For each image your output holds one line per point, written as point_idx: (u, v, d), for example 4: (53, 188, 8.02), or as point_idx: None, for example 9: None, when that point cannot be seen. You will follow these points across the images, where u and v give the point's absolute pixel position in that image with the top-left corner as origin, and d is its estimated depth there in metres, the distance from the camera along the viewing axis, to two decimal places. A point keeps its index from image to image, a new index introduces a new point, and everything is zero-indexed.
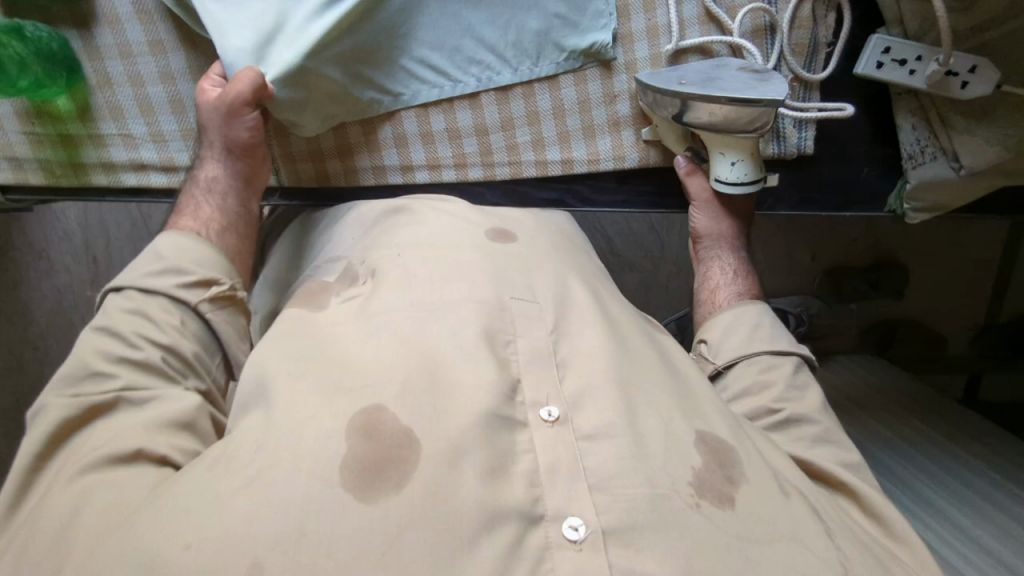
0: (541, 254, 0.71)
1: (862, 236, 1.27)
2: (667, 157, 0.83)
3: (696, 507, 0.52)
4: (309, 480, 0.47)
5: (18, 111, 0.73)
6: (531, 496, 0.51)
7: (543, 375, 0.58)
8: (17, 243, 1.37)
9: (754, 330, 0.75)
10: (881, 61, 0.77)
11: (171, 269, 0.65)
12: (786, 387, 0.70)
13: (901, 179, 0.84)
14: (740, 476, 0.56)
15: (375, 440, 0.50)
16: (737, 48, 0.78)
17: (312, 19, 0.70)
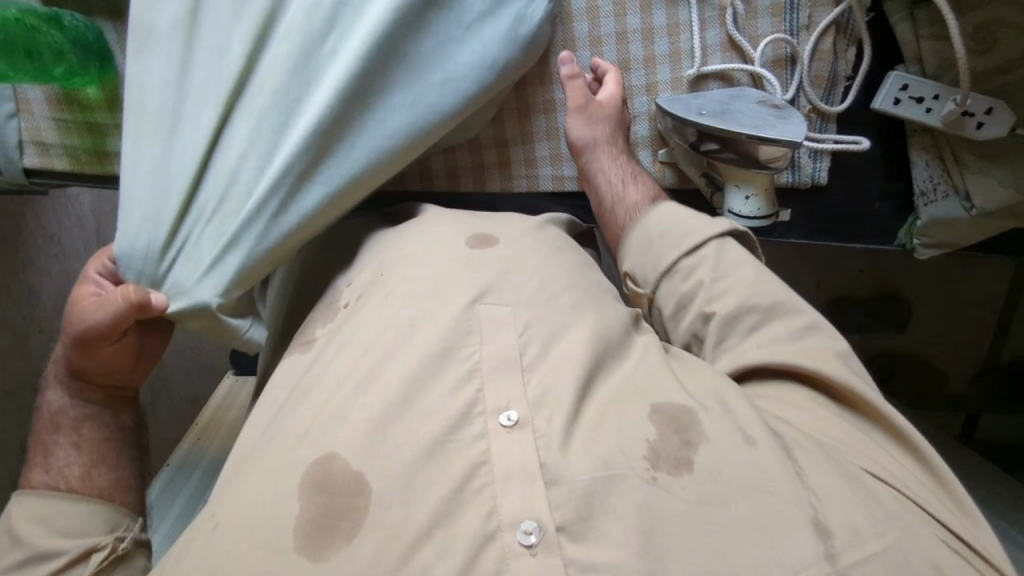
0: (518, 257, 0.68)
1: (868, 269, 1.28)
2: (683, 179, 0.83)
3: (651, 481, 0.51)
4: (266, 553, 0.48)
5: (50, 98, 0.73)
6: (484, 512, 0.49)
7: (508, 385, 0.56)
8: (31, 227, 1.39)
9: (691, 220, 0.72)
10: (898, 97, 0.78)
11: (35, 555, 0.59)
12: (712, 282, 0.68)
13: (911, 215, 0.85)
14: (697, 437, 0.53)
15: (328, 492, 0.50)
16: (757, 78, 0.79)
17: (212, 256, 0.68)
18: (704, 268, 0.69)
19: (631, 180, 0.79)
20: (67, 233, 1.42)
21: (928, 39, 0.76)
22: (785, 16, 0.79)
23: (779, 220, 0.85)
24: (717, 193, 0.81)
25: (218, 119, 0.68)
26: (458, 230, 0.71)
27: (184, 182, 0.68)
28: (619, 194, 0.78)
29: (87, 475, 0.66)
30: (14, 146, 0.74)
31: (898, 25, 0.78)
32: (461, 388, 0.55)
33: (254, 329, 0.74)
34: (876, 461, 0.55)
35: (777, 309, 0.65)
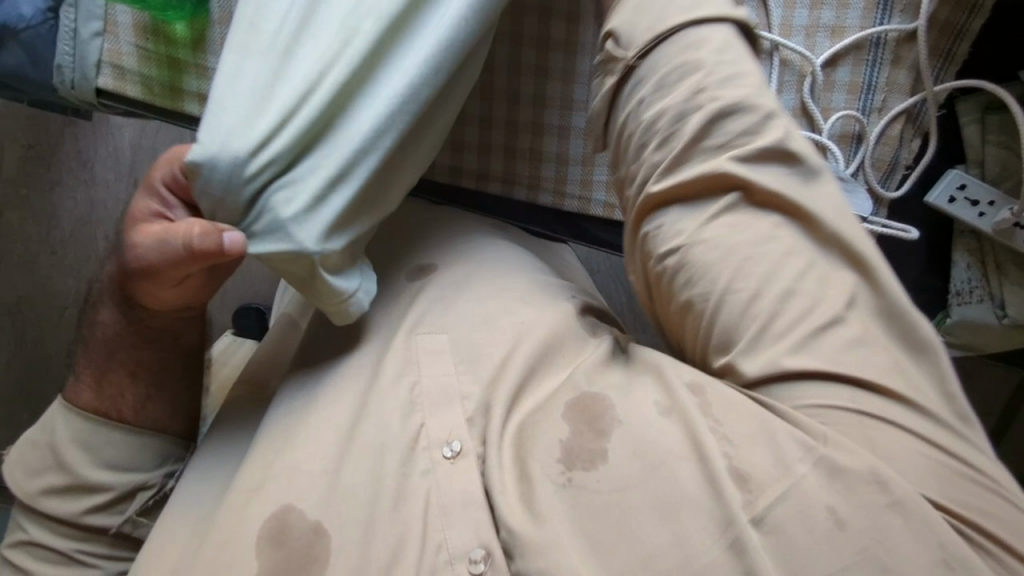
0: (460, 282, 0.69)
1: None
2: None
3: (566, 483, 0.52)
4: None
5: (136, 25, 0.74)
6: (434, 546, 0.52)
7: (448, 412, 0.58)
8: (67, 146, 1.39)
9: None
10: (954, 196, 0.79)
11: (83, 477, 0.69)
12: (714, 64, 0.60)
13: (942, 311, 0.85)
14: (612, 424, 0.54)
15: (285, 547, 0.54)
16: (821, 148, 0.80)
17: (323, 182, 0.56)
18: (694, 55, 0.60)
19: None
20: (101, 161, 1.40)
21: (994, 145, 0.79)
22: (861, 95, 0.80)
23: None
24: None
25: (341, 29, 0.58)
26: (402, 266, 0.72)
27: (292, 91, 0.56)
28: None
29: (141, 408, 0.71)
30: (92, 64, 0.75)
31: (967, 126, 0.81)
32: (405, 419, 0.58)
33: (359, 293, 0.63)
34: (854, 352, 0.53)
35: (769, 123, 0.58)
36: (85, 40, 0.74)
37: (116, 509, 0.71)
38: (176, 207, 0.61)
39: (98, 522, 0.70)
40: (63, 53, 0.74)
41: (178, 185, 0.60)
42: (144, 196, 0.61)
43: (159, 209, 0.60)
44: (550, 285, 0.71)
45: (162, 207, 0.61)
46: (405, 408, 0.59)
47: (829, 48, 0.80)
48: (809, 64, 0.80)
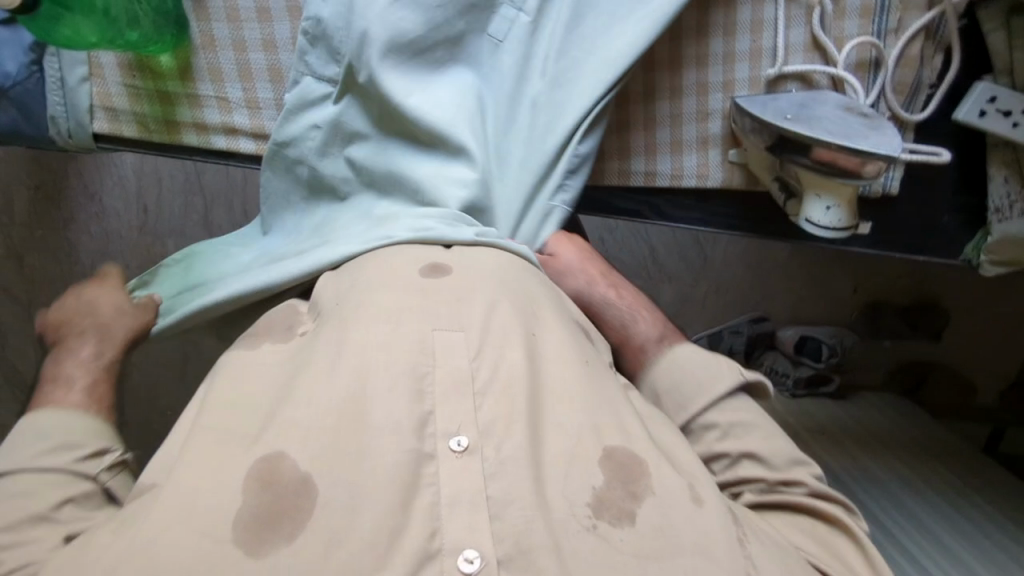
0: (472, 289, 0.65)
1: (912, 276, 1.42)
2: (752, 182, 0.79)
3: (590, 528, 0.54)
4: (203, 540, 0.49)
5: (120, 64, 0.73)
6: (428, 531, 0.51)
7: (458, 405, 0.58)
8: (72, 183, 1.40)
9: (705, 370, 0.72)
10: (984, 109, 0.76)
11: (65, 447, 0.63)
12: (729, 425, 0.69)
13: (981, 231, 0.82)
14: (646, 492, 0.57)
15: (273, 490, 0.52)
16: (838, 81, 0.76)
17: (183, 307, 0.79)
18: (659, 365, 0.74)
19: (648, 309, 0.79)
20: (108, 191, 1.40)
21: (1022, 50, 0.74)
22: (874, 18, 0.76)
23: (858, 233, 0.83)
24: (791, 200, 0.74)
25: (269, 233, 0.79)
26: (412, 258, 0.67)
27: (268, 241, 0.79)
28: (635, 321, 0.77)
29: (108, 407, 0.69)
30: (84, 111, 0.74)
31: (991, 34, 0.76)
32: (416, 401, 0.57)
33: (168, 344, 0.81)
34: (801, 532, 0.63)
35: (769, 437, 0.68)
36: (73, 87, 0.73)
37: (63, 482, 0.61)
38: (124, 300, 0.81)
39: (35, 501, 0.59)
40: (54, 104, 0.73)
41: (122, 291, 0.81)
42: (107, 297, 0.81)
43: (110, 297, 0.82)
44: (552, 312, 0.67)
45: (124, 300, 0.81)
46: (416, 396, 0.57)
47: None
48: None
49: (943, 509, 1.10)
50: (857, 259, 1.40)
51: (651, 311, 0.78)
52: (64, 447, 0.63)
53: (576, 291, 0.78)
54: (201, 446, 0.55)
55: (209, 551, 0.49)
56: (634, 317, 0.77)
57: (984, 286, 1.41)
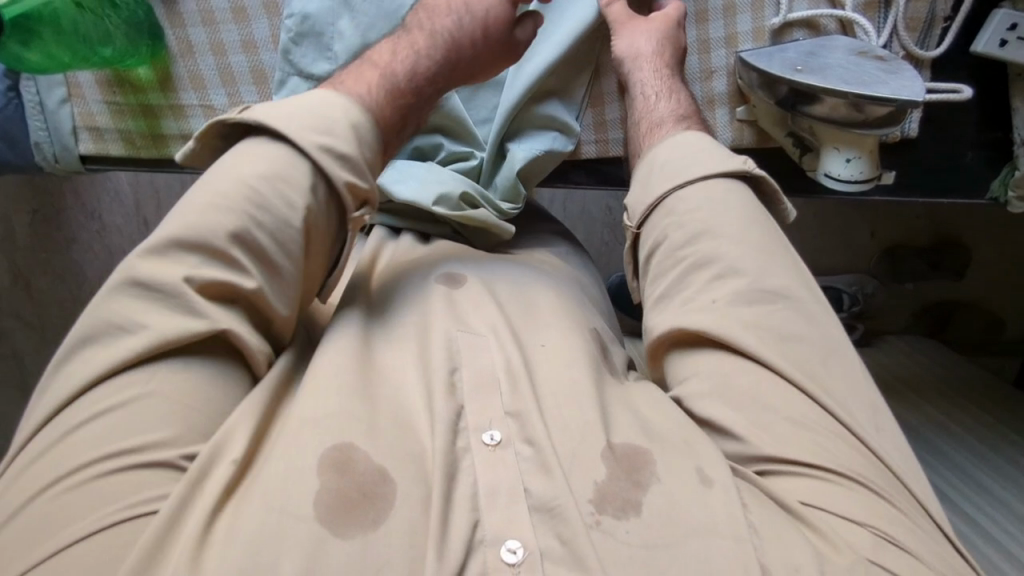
0: (492, 291, 0.67)
1: (926, 215, 1.38)
2: (763, 138, 0.75)
3: (595, 525, 0.49)
4: (285, 518, 0.46)
5: (100, 81, 0.70)
6: (472, 521, 0.49)
7: (486, 402, 0.56)
8: (69, 202, 1.39)
9: (697, 153, 0.67)
10: (1005, 39, 0.71)
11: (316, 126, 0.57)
12: (687, 223, 0.64)
13: (1008, 166, 0.78)
14: (650, 478, 0.52)
15: (348, 475, 0.49)
16: (847, 23, 0.73)
17: None
18: (659, 146, 0.70)
19: (682, 100, 0.73)
20: (107, 208, 1.39)
21: None
22: None
23: (882, 182, 0.79)
24: (808, 155, 0.71)
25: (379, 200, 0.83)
26: (427, 271, 0.69)
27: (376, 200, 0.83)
28: (657, 107, 0.72)
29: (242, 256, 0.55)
30: (67, 133, 0.71)
31: None
32: (448, 402, 0.56)
33: None
34: (780, 395, 0.56)
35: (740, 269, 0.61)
36: (54, 110, 0.70)
37: (319, 198, 0.57)
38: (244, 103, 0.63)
39: (290, 223, 0.55)
40: (37, 130, 0.71)
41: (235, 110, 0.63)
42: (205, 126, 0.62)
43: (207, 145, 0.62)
44: (578, 308, 0.69)
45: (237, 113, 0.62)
46: (447, 391, 0.56)
47: None
48: None
49: (983, 452, 1.08)
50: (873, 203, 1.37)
51: (679, 95, 0.73)
52: (343, 160, 0.57)
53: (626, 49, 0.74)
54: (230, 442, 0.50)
55: (291, 526, 0.46)
56: (658, 100, 0.72)
57: (1005, 219, 1.37)
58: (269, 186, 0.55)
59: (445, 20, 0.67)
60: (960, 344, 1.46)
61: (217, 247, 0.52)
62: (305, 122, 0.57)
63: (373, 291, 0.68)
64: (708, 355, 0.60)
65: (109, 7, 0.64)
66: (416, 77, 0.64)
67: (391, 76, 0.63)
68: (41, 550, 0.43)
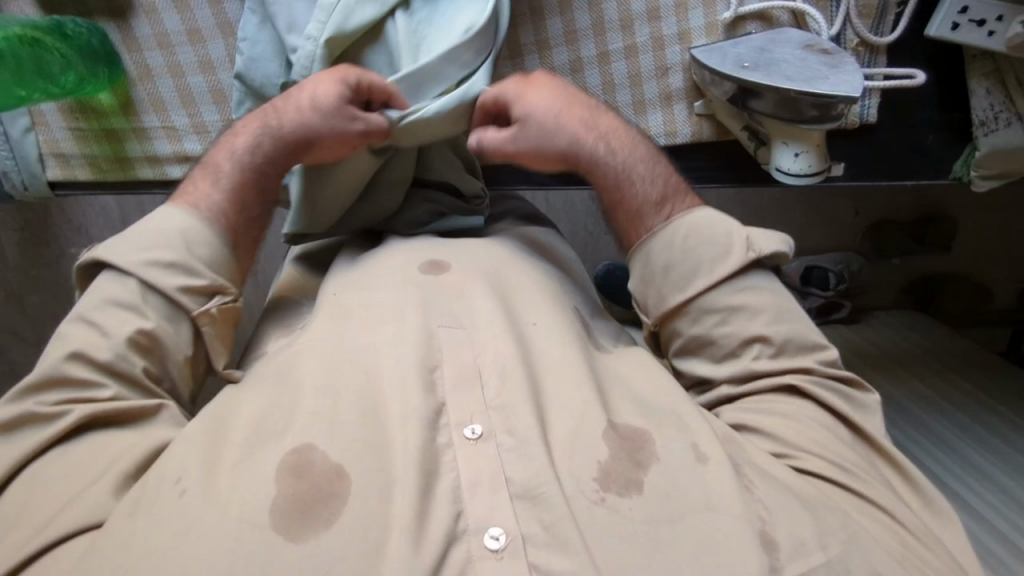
0: (475, 275, 0.70)
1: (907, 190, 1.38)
2: (722, 131, 0.76)
3: (600, 501, 0.53)
4: (238, 525, 0.48)
5: (62, 108, 0.71)
6: (453, 513, 0.51)
7: (468, 394, 0.59)
8: (55, 220, 1.41)
9: (700, 252, 0.66)
10: (957, 22, 0.72)
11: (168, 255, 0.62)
12: (743, 288, 0.65)
13: (970, 145, 0.80)
14: (649, 458, 0.56)
15: (307, 478, 0.52)
16: (799, 15, 0.73)
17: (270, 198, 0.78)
18: (654, 241, 0.68)
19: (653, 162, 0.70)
20: (93, 223, 1.41)
21: None
22: None
23: (833, 174, 0.80)
24: (762, 147, 0.71)
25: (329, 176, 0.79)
26: (411, 257, 0.73)
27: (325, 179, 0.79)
28: (642, 178, 0.69)
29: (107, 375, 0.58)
30: (34, 160, 0.72)
31: None
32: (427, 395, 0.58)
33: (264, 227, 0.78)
34: (804, 412, 0.61)
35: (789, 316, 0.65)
36: (19, 139, 0.72)
37: (159, 309, 0.61)
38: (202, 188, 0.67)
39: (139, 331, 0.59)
40: (3, 159, 0.72)
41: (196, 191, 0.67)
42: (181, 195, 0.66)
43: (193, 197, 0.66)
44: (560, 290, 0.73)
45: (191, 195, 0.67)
46: (428, 387, 0.59)
47: None
48: None
49: (972, 428, 1.09)
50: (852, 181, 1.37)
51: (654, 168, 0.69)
52: (172, 268, 0.62)
53: (558, 147, 0.69)
54: (205, 444, 0.55)
55: (247, 533, 0.48)
56: (631, 168, 0.69)
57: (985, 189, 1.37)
58: (107, 309, 0.59)
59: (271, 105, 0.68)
60: (946, 317, 1.47)
61: (68, 376, 0.56)
62: (135, 245, 0.62)
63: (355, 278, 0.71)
64: (750, 398, 0.64)
65: (63, 38, 0.65)
66: (240, 162, 0.67)
67: (224, 175, 0.67)
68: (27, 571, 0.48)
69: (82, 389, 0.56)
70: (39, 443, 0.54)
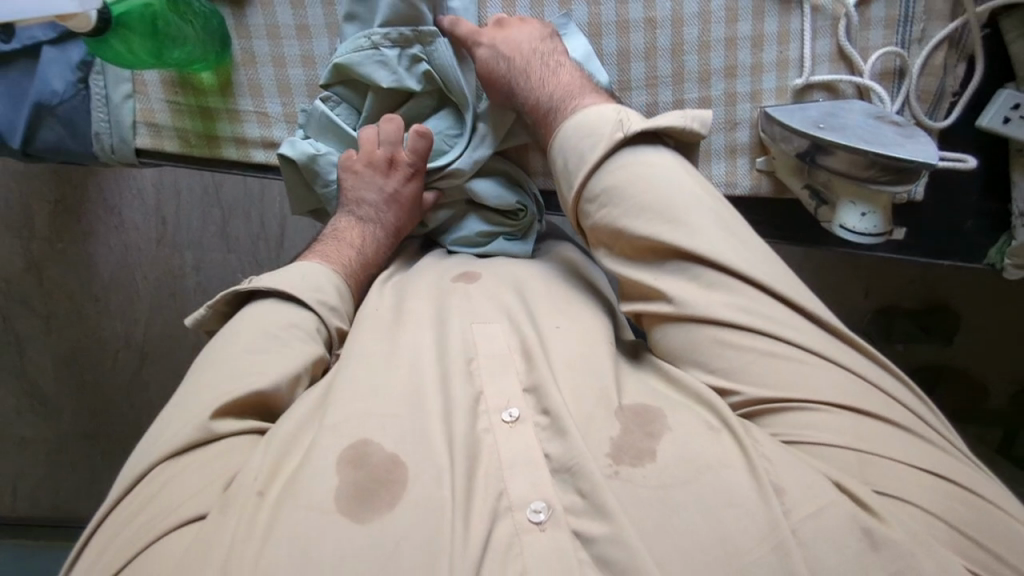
0: (505, 285, 0.74)
1: (918, 279, 1.40)
2: (779, 187, 0.80)
3: (615, 474, 0.57)
4: (307, 511, 0.54)
5: (164, 81, 0.77)
6: (496, 491, 0.55)
7: (503, 381, 0.63)
8: (91, 197, 1.42)
9: (588, 141, 0.68)
10: (1008, 116, 0.76)
11: (333, 310, 0.71)
12: (625, 176, 0.66)
13: (1006, 234, 0.83)
14: (662, 428, 0.60)
15: (362, 468, 0.56)
16: (864, 90, 0.78)
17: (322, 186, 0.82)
18: (560, 140, 0.70)
19: (556, 70, 0.73)
20: (127, 206, 1.42)
21: None
22: (898, 29, 0.78)
23: (893, 238, 0.84)
24: (823, 206, 0.74)
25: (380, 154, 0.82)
26: (445, 273, 0.76)
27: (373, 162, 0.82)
28: (538, 89, 0.73)
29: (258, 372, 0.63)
30: (128, 126, 0.77)
31: (1013, 43, 0.76)
32: (468, 384, 0.63)
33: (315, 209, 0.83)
34: (824, 377, 0.60)
35: (677, 214, 0.64)
36: (118, 104, 0.77)
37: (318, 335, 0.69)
38: (352, 253, 0.76)
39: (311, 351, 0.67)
40: (99, 121, 0.76)
41: (349, 254, 0.75)
42: (334, 260, 0.74)
43: (347, 257, 0.75)
44: (588, 297, 0.74)
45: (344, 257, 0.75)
46: (466, 375, 0.63)
47: None
48: (842, 6, 0.77)
49: None
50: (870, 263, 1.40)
51: (566, 74, 0.73)
52: (334, 308, 0.71)
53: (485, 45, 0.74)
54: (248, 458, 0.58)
55: (307, 522, 0.53)
56: (526, 77, 0.73)
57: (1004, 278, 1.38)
58: (278, 326, 0.67)
59: (393, 207, 0.78)
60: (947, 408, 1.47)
61: (234, 368, 0.63)
62: (306, 284, 0.70)
63: (392, 292, 0.75)
64: (731, 339, 0.61)
65: (191, 18, 0.72)
66: (379, 234, 0.78)
67: (364, 244, 0.77)
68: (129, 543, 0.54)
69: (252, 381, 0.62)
70: (179, 445, 0.59)
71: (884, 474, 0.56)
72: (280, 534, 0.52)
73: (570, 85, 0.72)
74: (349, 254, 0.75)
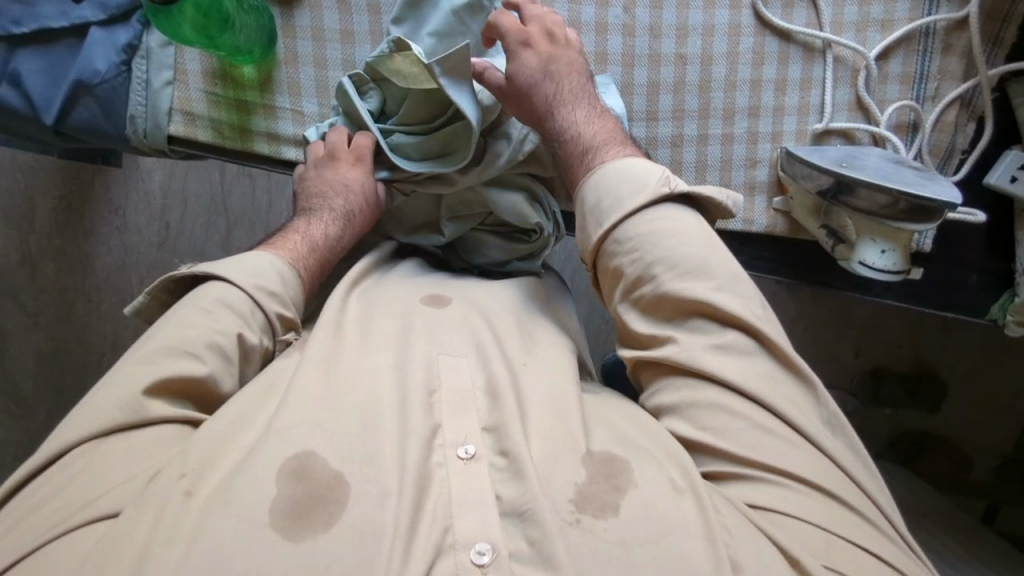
0: (466, 314, 0.73)
1: (907, 343, 1.41)
2: (793, 226, 0.83)
3: (576, 522, 0.55)
4: (241, 524, 0.51)
5: (205, 73, 0.80)
6: (440, 528, 0.54)
7: (464, 419, 0.62)
8: (96, 194, 1.41)
9: (625, 185, 0.69)
10: (1015, 175, 0.79)
11: (275, 295, 0.69)
12: (664, 220, 0.67)
13: (1007, 292, 0.85)
14: (628, 483, 0.58)
15: (306, 483, 0.54)
16: (879, 139, 0.81)
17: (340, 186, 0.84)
18: (592, 178, 0.71)
19: (599, 116, 0.75)
20: (132, 207, 1.42)
21: None
22: (913, 85, 0.81)
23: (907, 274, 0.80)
24: (840, 244, 0.77)
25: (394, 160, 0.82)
26: (415, 291, 0.77)
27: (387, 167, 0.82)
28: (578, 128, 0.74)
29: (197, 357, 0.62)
30: (163, 112, 0.79)
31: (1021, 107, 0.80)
32: (429, 414, 0.61)
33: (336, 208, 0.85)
34: (785, 436, 0.60)
35: (708, 269, 0.65)
36: (157, 90, 0.79)
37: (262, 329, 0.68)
38: (295, 240, 0.74)
39: (242, 336, 0.65)
40: (136, 104, 0.79)
41: (291, 242, 0.74)
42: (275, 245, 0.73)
43: (291, 243, 0.74)
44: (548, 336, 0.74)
45: (289, 244, 0.74)
46: (425, 407, 0.61)
47: (880, 41, 0.81)
48: (862, 58, 0.81)
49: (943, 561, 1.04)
50: (865, 323, 1.41)
51: (604, 123, 0.74)
52: (275, 296, 0.68)
53: (533, 77, 0.74)
54: (203, 454, 0.57)
55: (245, 532, 0.51)
56: (568, 117, 0.74)
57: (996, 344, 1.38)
58: (221, 310, 0.65)
59: (336, 194, 0.77)
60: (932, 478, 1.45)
61: (168, 353, 0.61)
62: (246, 267, 0.68)
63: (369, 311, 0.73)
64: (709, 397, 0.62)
65: (248, 11, 0.76)
66: (326, 225, 0.77)
67: (310, 233, 0.75)
68: (79, 516, 0.53)
69: (172, 368, 0.61)
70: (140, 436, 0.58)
71: (843, 555, 0.55)
72: (208, 534, 0.51)
73: (604, 133, 0.74)
74: (291, 242, 0.74)
